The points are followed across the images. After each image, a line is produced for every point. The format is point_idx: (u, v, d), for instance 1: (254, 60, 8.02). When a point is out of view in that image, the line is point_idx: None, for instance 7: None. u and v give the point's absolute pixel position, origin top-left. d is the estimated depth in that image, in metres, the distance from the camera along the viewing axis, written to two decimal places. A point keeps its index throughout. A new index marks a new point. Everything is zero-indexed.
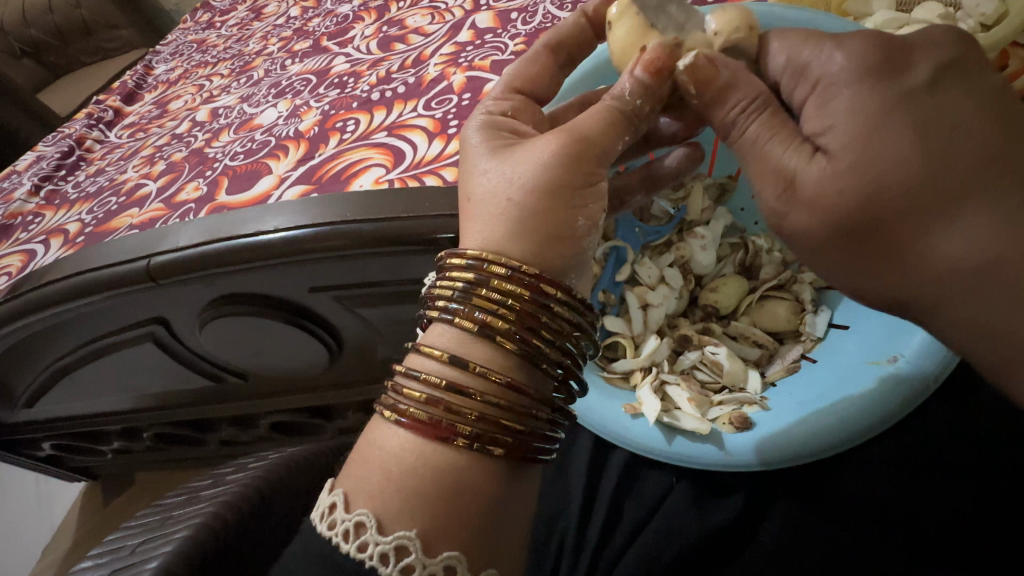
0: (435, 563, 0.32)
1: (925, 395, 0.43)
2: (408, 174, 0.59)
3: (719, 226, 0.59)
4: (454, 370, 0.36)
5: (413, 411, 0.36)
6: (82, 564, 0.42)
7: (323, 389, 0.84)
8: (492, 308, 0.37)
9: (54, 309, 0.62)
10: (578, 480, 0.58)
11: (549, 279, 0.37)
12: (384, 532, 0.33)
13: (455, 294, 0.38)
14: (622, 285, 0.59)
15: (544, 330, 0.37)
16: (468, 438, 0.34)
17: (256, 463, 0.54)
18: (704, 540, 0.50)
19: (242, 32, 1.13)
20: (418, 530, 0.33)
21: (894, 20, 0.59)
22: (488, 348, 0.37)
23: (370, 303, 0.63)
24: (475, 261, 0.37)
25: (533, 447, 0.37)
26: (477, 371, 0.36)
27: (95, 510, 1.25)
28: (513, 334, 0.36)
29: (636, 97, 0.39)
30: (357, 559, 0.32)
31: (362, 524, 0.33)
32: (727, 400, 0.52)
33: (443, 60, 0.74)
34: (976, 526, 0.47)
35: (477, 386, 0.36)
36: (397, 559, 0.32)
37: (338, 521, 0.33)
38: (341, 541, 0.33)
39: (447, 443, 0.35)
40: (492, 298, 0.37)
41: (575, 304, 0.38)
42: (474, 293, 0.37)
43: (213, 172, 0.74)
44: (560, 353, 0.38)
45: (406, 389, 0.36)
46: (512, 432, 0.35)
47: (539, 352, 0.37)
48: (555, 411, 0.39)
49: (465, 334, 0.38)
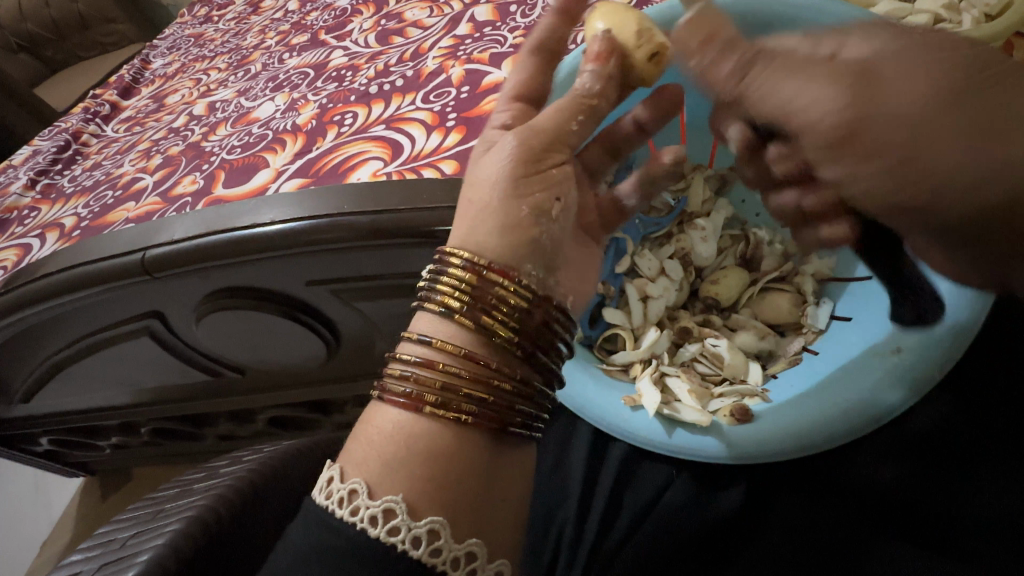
0: (419, 525, 0.32)
1: (929, 385, 0.43)
2: (405, 167, 0.58)
3: (720, 218, 0.59)
4: (424, 348, 0.38)
5: (394, 390, 0.37)
6: (74, 558, 0.41)
7: (321, 384, 0.83)
8: (454, 290, 0.38)
9: (47, 302, 0.61)
10: (576, 474, 0.57)
11: (499, 268, 0.38)
12: (374, 497, 0.33)
13: (426, 282, 0.39)
14: (622, 277, 0.58)
15: (506, 309, 0.38)
16: (434, 406, 0.35)
17: (251, 456, 0.54)
18: (702, 533, 0.50)
19: (240, 26, 1.12)
20: (404, 495, 0.33)
21: (898, 10, 0.59)
22: (454, 329, 0.38)
23: (367, 297, 0.62)
24: (443, 255, 0.39)
25: (511, 427, 0.37)
26: (440, 346, 0.37)
27: (94, 505, 1.24)
28: (472, 311, 0.37)
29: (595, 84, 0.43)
30: (349, 522, 0.32)
31: (355, 491, 0.33)
32: (728, 393, 0.51)
33: (442, 53, 0.73)
34: (981, 518, 0.46)
35: (446, 361, 0.37)
36: (385, 521, 0.32)
37: (334, 490, 0.33)
38: (334, 507, 0.33)
39: (417, 412, 0.36)
40: (454, 281, 0.38)
41: (525, 288, 0.39)
42: (440, 279, 0.39)
43: (210, 166, 0.74)
44: (528, 333, 0.39)
45: (388, 368, 0.38)
46: (476, 401, 0.36)
47: (516, 340, 0.38)
48: (535, 397, 0.39)
49: (437, 318, 0.39)
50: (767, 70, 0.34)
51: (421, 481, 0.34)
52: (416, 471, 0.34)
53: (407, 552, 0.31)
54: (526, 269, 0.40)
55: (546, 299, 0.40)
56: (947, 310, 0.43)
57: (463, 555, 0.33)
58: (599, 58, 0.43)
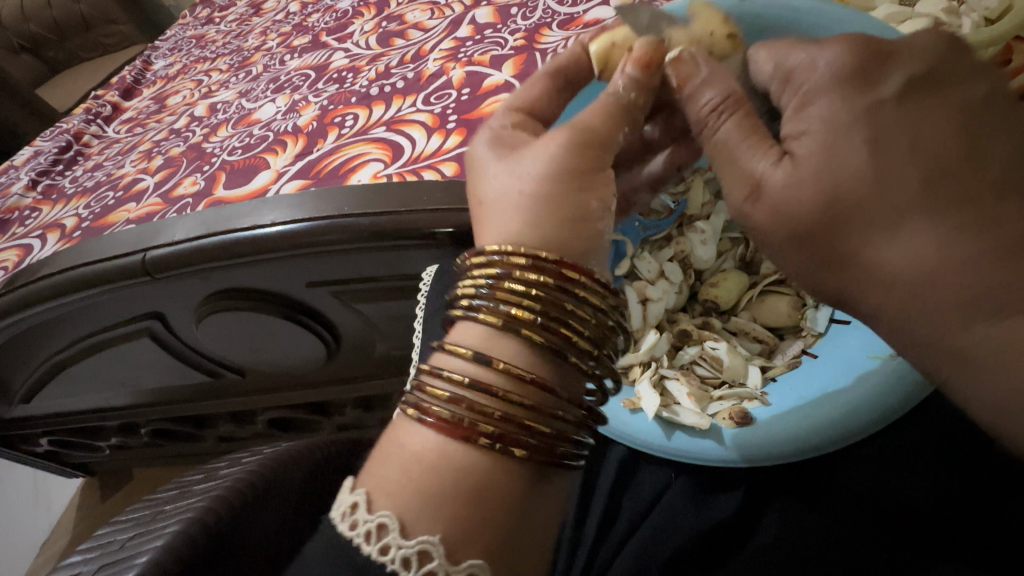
0: (459, 571, 0.30)
1: (927, 390, 0.43)
2: (406, 169, 0.58)
3: (720, 220, 0.58)
4: (478, 367, 0.36)
5: (436, 409, 0.35)
6: (75, 558, 0.41)
7: (322, 385, 0.83)
8: (512, 300, 0.36)
9: (48, 303, 0.61)
10: (577, 478, 0.58)
11: (571, 264, 0.37)
12: (406, 536, 0.31)
13: (480, 291, 0.38)
14: (622, 280, 0.59)
15: (566, 324, 0.37)
16: (489, 438, 0.33)
17: (251, 458, 0.53)
18: (698, 536, 0.50)
19: (241, 27, 1.12)
20: (443, 536, 0.31)
21: (896, 15, 0.59)
22: (505, 343, 0.37)
23: (367, 299, 0.62)
24: (496, 255, 0.38)
25: (559, 449, 0.35)
26: (500, 368, 0.35)
27: (95, 505, 1.25)
28: (536, 328, 0.36)
29: (631, 92, 0.40)
30: (378, 562, 0.30)
31: (384, 525, 0.31)
32: (727, 396, 0.51)
33: (442, 56, 0.74)
34: (979, 522, 0.46)
35: (504, 384, 0.35)
36: (420, 564, 0.30)
37: (359, 521, 0.32)
38: (360, 541, 0.31)
39: (465, 441, 0.34)
40: (515, 293, 0.37)
41: (588, 301, 0.37)
42: (498, 289, 0.37)
43: (210, 167, 0.74)
44: (589, 350, 0.38)
45: (430, 387, 0.36)
46: (534, 433, 0.34)
47: (569, 350, 0.37)
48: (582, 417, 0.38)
49: (488, 330, 0.37)
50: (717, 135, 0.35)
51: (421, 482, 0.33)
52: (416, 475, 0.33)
53: None
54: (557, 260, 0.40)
55: (608, 314, 0.39)
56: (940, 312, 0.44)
57: None
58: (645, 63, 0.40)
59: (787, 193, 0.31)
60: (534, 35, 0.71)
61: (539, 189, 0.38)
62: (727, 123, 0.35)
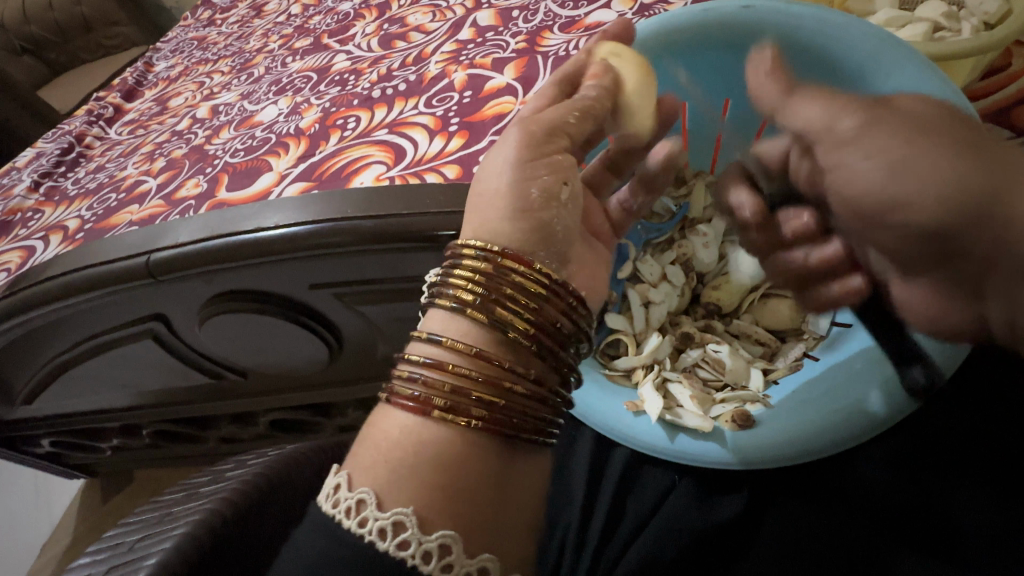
0: (430, 539, 0.31)
1: (929, 391, 0.43)
2: (409, 171, 0.59)
3: (721, 223, 0.59)
4: (432, 349, 0.37)
5: (400, 391, 0.37)
6: (83, 560, 0.41)
7: (324, 387, 0.83)
8: (466, 284, 0.38)
9: (52, 304, 0.61)
10: (580, 480, 0.57)
11: (513, 253, 0.39)
12: (382, 509, 0.32)
13: (436, 280, 0.40)
14: (624, 283, 0.59)
15: (519, 304, 0.38)
16: (438, 410, 0.35)
17: (257, 459, 0.54)
18: (703, 539, 0.50)
19: (243, 30, 1.13)
20: (415, 507, 0.32)
21: (896, 19, 0.60)
22: (463, 325, 0.38)
23: (370, 301, 0.63)
24: (450, 248, 0.40)
25: (518, 424, 0.36)
26: (448, 345, 0.37)
27: (95, 506, 1.25)
28: (481, 307, 0.37)
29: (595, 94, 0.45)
30: (356, 533, 0.31)
31: (362, 501, 0.32)
32: (730, 398, 0.51)
33: (444, 59, 0.74)
34: (980, 524, 0.46)
35: (458, 362, 0.37)
36: (394, 534, 0.31)
37: (341, 498, 0.33)
38: (342, 517, 0.32)
39: (424, 415, 0.35)
40: (463, 276, 0.38)
41: (537, 282, 0.38)
42: (449, 275, 0.39)
43: (213, 169, 0.74)
44: (542, 329, 0.38)
45: (397, 371, 0.38)
46: (483, 402, 0.35)
47: (521, 328, 0.37)
48: (545, 394, 0.38)
49: (448, 315, 0.39)
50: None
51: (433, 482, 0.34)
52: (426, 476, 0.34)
53: (418, 567, 0.31)
54: (540, 257, 0.41)
55: (565, 292, 0.40)
56: None
57: (476, 570, 0.32)
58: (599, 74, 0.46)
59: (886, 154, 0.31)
60: (536, 38, 0.71)
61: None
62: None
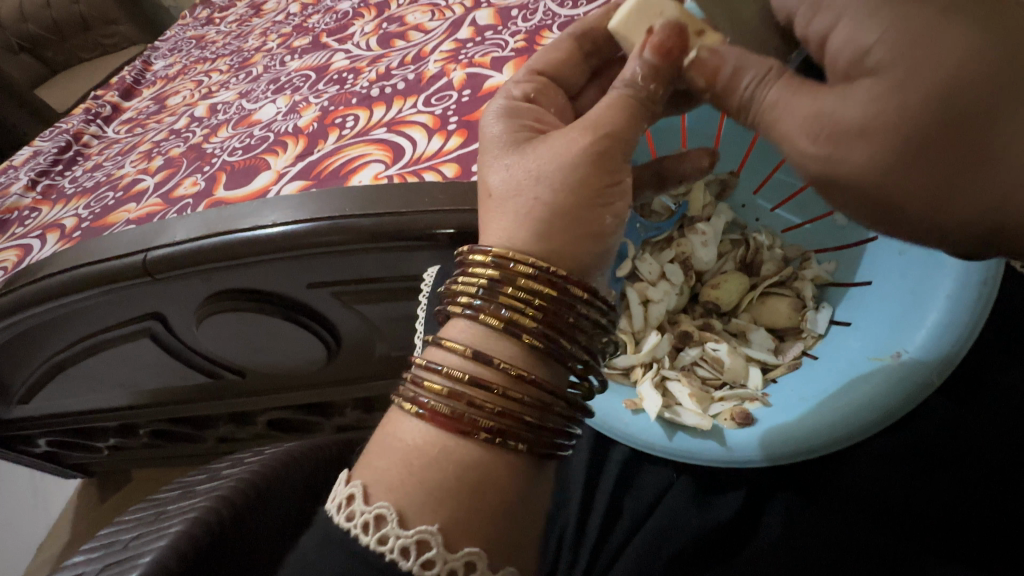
0: (456, 558, 0.31)
1: (928, 391, 0.43)
2: (407, 170, 0.59)
3: (719, 223, 0.59)
4: (477, 365, 0.36)
5: (432, 403, 0.35)
6: (78, 558, 0.41)
7: (322, 385, 0.83)
8: (514, 307, 0.37)
9: (49, 302, 0.61)
10: (578, 480, 0.57)
11: (575, 277, 0.38)
12: (404, 526, 0.32)
13: (479, 291, 0.38)
14: (622, 281, 0.58)
15: (566, 332, 0.37)
16: (484, 433, 0.34)
17: (254, 458, 0.53)
18: (700, 537, 0.50)
19: (242, 28, 1.12)
20: (440, 525, 0.32)
21: None
22: (505, 345, 0.37)
23: (368, 300, 0.63)
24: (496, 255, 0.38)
25: (554, 443, 0.36)
26: (501, 368, 0.35)
27: (92, 506, 1.24)
28: (533, 334, 0.36)
29: (648, 82, 0.38)
30: (378, 551, 0.31)
31: (381, 516, 0.32)
32: (728, 397, 0.52)
33: (443, 57, 0.74)
34: (973, 520, 0.47)
35: (501, 383, 0.36)
36: (418, 553, 0.31)
37: (357, 512, 0.32)
38: (360, 533, 0.32)
39: (463, 435, 0.34)
40: (518, 297, 0.37)
41: (586, 307, 0.38)
42: (500, 292, 0.37)
43: (211, 168, 0.74)
44: (583, 354, 0.39)
45: (426, 382, 0.36)
46: (531, 429, 0.35)
47: (565, 352, 0.37)
48: (576, 411, 0.39)
49: (487, 332, 0.37)
50: (766, 103, 0.33)
51: (425, 483, 0.33)
52: (419, 475, 0.34)
53: None
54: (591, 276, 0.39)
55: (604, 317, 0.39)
56: (945, 315, 0.43)
57: None
58: (663, 48, 0.37)
59: (857, 169, 0.29)
60: (535, 37, 0.71)
61: (539, 182, 0.38)
62: (778, 84, 0.33)
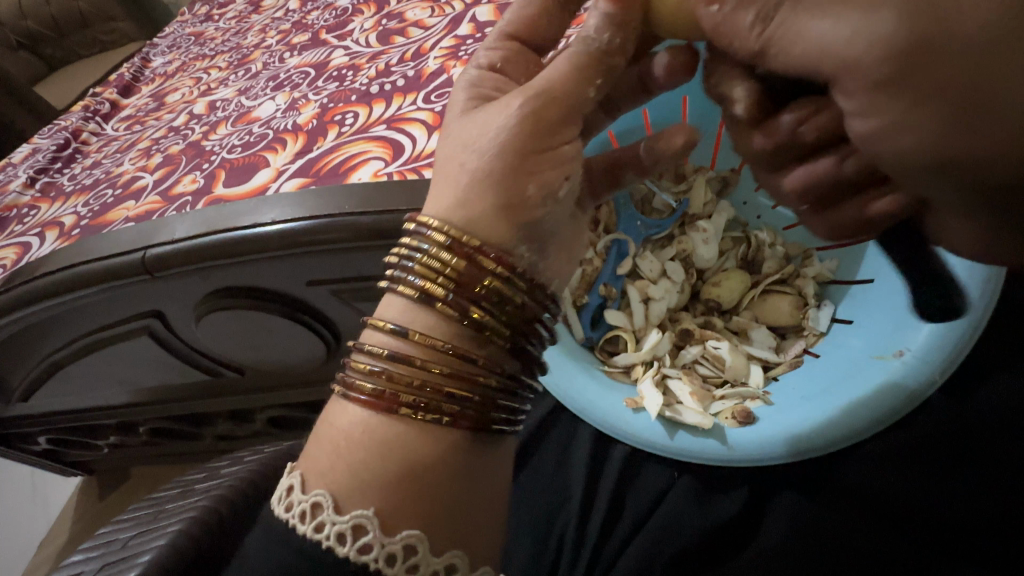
0: (394, 541, 0.33)
1: (930, 389, 0.43)
2: (406, 167, 0.58)
3: (721, 219, 0.57)
4: (398, 340, 0.37)
5: (362, 381, 0.36)
6: (75, 558, 0.41)
7: (321, 384, 0.83)
8: (433, 276, 0.36)
9: (49, 300, 0.61)
10: (578, 477, 0.57)
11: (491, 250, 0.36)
12: (340, 512, 0.34)
13: (403, 263, 0.38)
14: (623, 279, 0.59)
15: (488, 302, 0.37)
16: (415, 412, 0.35)
17: (252, 456, 0.53)
18: (703, 538, 0.50)
19: (241, 24, 1.12)
20: (375, 509, 0.34)
21: None
22: (429, 318, 0.37)
23: (367, 298, 0.62)
24: (426, 228, 0.37)
25: (487, 417, 0.37)
26: (418, 341, 0.36)
27: (93, 504, 1.25)
28: (451, 305, 0.36)
29: (602, 33, 0.36)
30: (315, 539, 0.33)
31: (317, 505, 0.34)
32: (729, 395, 0.51)
33: (443, 54, 0.73)
34: (981, 522, 0.46)
35: (422, 356, 0.36)
36: (355, 538, 0.33)
37: (295, 502, 0.34)
38: (298, 522, 0.34)
39: (389, 411, 0.35)
40: (435, 268, 0.36)
41: (511, 280, 0.37)
42: (420, 263, 0.37)
43: (210, 165, 0.73)
44: (511, 325, 0.38)
45: (356, 360, 0.37)
46: (453, 401, 0.36)
47: (483, 325, 0.37)
48: (509, 382, 0.39)
49: (412, 305, 0.38)
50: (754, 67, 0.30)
51: None
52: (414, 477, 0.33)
53: (380, 569, 0.32)
54: (521, 252, 0.38)
55: (536, 291, 0.39)
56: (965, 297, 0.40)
57: (443, 567, 0.34)
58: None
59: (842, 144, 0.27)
60: None
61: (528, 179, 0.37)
62: None
